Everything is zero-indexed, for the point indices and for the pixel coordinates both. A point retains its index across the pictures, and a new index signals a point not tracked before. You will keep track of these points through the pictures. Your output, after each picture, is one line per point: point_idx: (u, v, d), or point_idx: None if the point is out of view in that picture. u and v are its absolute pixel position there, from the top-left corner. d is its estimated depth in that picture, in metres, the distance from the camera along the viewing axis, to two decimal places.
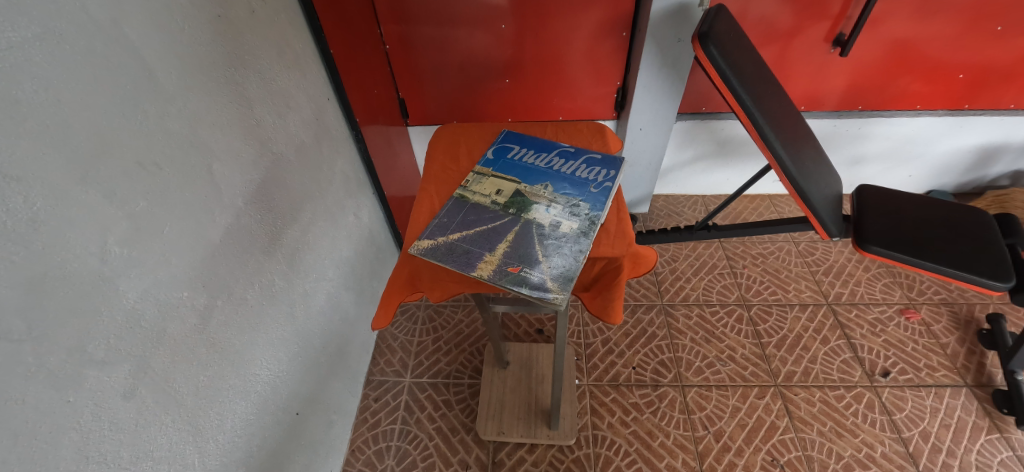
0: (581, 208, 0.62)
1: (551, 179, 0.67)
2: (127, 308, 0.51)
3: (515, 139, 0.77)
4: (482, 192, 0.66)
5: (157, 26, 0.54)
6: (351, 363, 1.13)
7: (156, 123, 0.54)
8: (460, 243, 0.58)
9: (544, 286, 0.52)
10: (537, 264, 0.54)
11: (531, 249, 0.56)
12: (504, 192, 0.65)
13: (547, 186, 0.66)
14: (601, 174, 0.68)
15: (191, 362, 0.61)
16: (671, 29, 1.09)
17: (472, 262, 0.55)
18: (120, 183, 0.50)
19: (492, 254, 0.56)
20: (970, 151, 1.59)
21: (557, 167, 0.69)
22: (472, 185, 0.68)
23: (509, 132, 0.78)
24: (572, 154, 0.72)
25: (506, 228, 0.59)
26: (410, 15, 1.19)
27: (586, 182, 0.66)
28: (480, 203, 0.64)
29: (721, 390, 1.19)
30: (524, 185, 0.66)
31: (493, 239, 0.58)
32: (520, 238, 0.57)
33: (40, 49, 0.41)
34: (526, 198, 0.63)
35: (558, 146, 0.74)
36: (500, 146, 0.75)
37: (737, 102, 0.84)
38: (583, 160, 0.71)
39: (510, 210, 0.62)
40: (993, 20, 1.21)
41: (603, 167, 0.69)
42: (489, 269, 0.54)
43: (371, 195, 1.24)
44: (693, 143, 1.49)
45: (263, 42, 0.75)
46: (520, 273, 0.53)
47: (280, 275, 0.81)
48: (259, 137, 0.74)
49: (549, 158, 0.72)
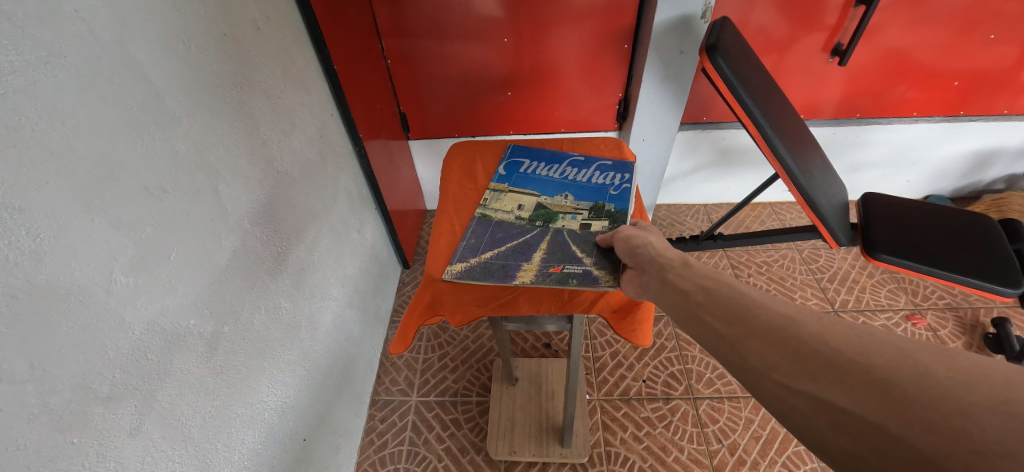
0: (606, 209, 0.64)
1: (570, 189, 0.69)
2: (133, 341, 0.49)
3: (522, 152, 0.79)
4: (503, 209, 0.67)
5: (164, 46, 0.53)
6: (356, 384, 1.09)
7: (162, 146, 0.52)
8: (494, 260, 0.58)
9: (593, 277, 0.54)
10: (577, 261, 0.56)
11: (568, 250, 0.58)
12: (525, 206, 0.66)
13: (568, 196, 0.68)
14: (616, 177, 0.71)
15: (198, 393, 0.58)
16: (675, 41, 1.09)
17: (511, 273, 0.55)
18: (126, 210, 0.48)
19: (530, 262, 0.57)
20: (966, 157, 1.61)
21: (572, 177, 0.72)
22: (492, 203, 0.68)
23: (515, 147, 0.80)
24: (583, 164, 0.75)
25: (538, 240, 0.60)
26: (411, 29, 1.19)
27: (603, 186, 0.69)
28: (504, 219, 0.65)
29: (733, 401, 1.17)
30: (545, 198, 0.67)
31: (527, 251, 0.59)
32: (555, 245, 0.59)
33: (43, 73, 0.40)
34: (551, 210, 0.65)
35: (566, 157, 0.77)
36: (511, 161, 0.77)
37: (745, 112, 0.84)
38: (594, 168, 0.74)
39: (537, 222, 0.63)
40: (985, 29, 1.24)
41: (617, 170, 0.73)
42: (531, 275, 0.55)
43: (373, 211, 1.22)
44: (695, 152, 1.50)
45: (267, 58, 0.74)
46: (563, 271, 0.55)
47: (286, 297, 0.79)
48: (264, 156, 0.72)
49: (561, 169, 0.74)
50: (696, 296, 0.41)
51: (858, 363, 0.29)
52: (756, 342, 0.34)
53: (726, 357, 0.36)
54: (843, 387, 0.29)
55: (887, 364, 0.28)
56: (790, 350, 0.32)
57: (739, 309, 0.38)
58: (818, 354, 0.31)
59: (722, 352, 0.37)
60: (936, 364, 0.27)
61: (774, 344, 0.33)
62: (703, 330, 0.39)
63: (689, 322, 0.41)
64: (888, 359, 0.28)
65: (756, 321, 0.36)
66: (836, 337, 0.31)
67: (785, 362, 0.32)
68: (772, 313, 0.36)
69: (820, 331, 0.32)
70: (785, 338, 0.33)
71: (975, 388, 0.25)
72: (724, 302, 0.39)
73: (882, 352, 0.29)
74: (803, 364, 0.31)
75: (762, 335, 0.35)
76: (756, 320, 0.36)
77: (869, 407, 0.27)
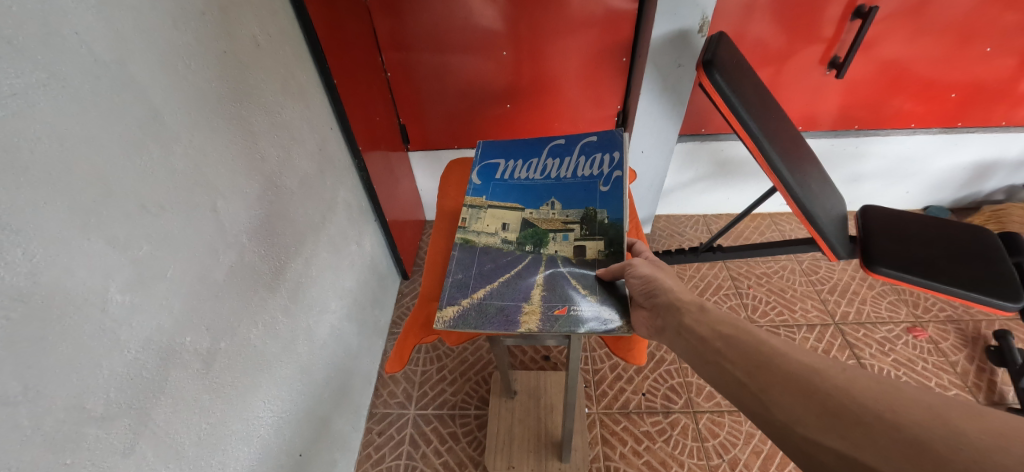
0: (598, 218, 0.67)
1: (557, 192, 0.73)
2: (128, 360, 0.49)
3: (499, 151, 0.82)
4: (488, 231, 0.70)
5: (164, 67, 0.53)
6: (353, 397, 1.09)
7: (161, 165, 0.53)
8: (490, 301, 0.59)
9: (605, 320, 0.55)
10: (583, 301, 0.57)
11: (570, 288, 0.59)
12: (510, 226, 0.70)
13: (556, 202, 0.71)
14: (603, 164, 0.74)
15: (194, 410, 0.58)
16: (672, 55, 1.09)
17: (513, 318, 0.56)
18: (123, 228, 0.48)
19: (530, 303, 0.58)
20: (965, 169, 1.62)
21: (557, 175, 0.75)
22: (473, 224, 0.71)
23: (491, 146, 0.83)
24: (566, 150, 0.78)
25: (531, 273, 0.62)
26: (411, 43, 1.20)
27: (591, 181, 0.72)
28: (491, 243, 0.68)
29: (733, 415, 1.16)
30: (529, 213, 0.71)
31: (522, 289, 0.60)
32: (551, 282, 0.60)
33: (42, 95, 0.41)
34: (539, 230, 0.68)
35: (546, 147, 0.80)
36: (490, 165, 0.79)
37: (742, 126, 0.84)
38: (578, 155, 0.77)
39: (527, 246, 0.66)
40: (981, 42, 1.25)
41: (603, 154, 0.75)
42: (535, 319, 0.56)
43: (373, 223, 1.23)
44: (693, 164, 1.50)
45: (267, 75, 0.75)
46: (571, 313, 0.56)
47: (283, 312, 0.79)
48: (263, 172, 0.73)
49: (543, 165, 0.78)
50: (718, 344, 0.46)
51: (891, 418, 0.34)
52: (785, 395, 0.39)
53: (753, 407, 0.41)
54: (875, 444, 0.33)
55: (917, 421, 0.33)
56: (818, 406, 0.37)
57: (762, 359, 0.43)
58: (848, 411, 0.36)
59: (752, 403, 0.41)
60: (966, 422, 0.32)
61: (802, 399, 0.38)
62: (729, 379, 0.43)
63: (715, 372, 0.45)
64: (918, 417, 0.33)
65: (781, 372, 0.41)
66: (863, 392, 0.36)
67: (815, 418, 0.37)
68: (795, 364, 0.41)
69: (846, 385, 0.37)
70: (812, 392, 0.38)
71: (1002, 448, 0.30)
72: (746, 350, 0.44)
73: (911, 411, 0.34)
74: (835, 421, 0.36)
75: (789, 388, 0.39)
76: (781, 372, 0.41)
77: (905, 466, 0.31)
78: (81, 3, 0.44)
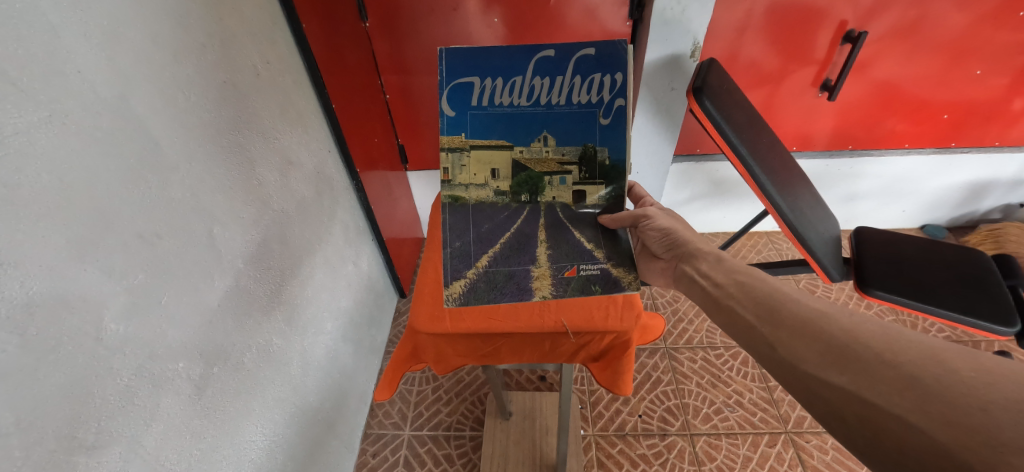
0: (599, 158, 0.59)
1: (549, 123, 0.58)
2: (120, 388, 0.49)
3: (460, 59, 0.56)
4: (475, 182, 0.61)
5: (165, 98, 0.55)
6: (347, 418, 1.08)
7: (159, 193, 0.54)
8: (497, 268, 0.61)
9: (613, 278, 0.59)
10: (590, 259, 0.60)
11: (574, 243, 0.61)
12: (500, 173, 0.60)
13: (548, 138, 0.59)
14: (604, 87, 0.56)
15: (184, 435, 0.58)
16: (665, 78, 1.11)
17: (525, 286, 0.60)
18: (119, 258, 0.49)
19: (538, 265, 0.61)
20: (960, 188, 1.62)
21: (548, 100, 0.58)
22: (456, 174, 0.60)
23: (449, 50, 0.55)
24: (556, 65, 0.56)
25: (532, 228, 0.62)
26: (410, 65, 1.23)
27: (589, 111, 0.57)
28: (482, 198, 0.61)
29: (731, 438, 1.16)
30: (520, 152, 0.60)
31: (528, 250, 0.61)
32: (555, 236, 0.62)
33: (44, 132, 0.42)
34: (534, 175, 0.61)
35: (528, 54, 0.55)
36: (456, 86, 0.56)
37: (731, 149, 0.85)
38: (571, 72, 0.56)
39: (521, 195, 0.62)
40: (972, 64, 1.27)
41: (603, 73, 0.56)
42: (547, 284, 0.60)
43: (370, 242, 1.24)
44: (689, 182, 1.51)
45: (267, 102, 0.77)
46: (580, 275, 0.60)
47: (278, 335, 0.79)
48: (260, 197, 0.74)
49: (527, 85, 0.57)
50: (731, 289, 0.52)
51: (888, 359, 0.38)
52: (789, 337, 0.44)
53: (759, 344, 0.46)
54: (871, 381, 0.37)
55: (915, 362, 0.36)
56: (822, 346, 0.41)
57: (773, 305, 0.47)
58: (848, 350, 0.40)
59: (759, 344, 0.46)
60: (963, 366, 0.35)
61: (807, 339, 0.42)
62: (739, 322, 0.49)
63: (725, 316, 0.50)
64: (917, 360, 0.37)
65: (791, 316, 0.45)
66: (866, 335, 0.40)
67: (816, 357, 0.41)
68: (805, 310, 0.45)
69: (852, 329, 0.41)
70: (818, 334, 0.42)
71: (990, 385, 0.33)
72: (759, 296, 0.49)
73: (911, 353, 0.37)
74: (836, 359, 0.40)
75: (796, 329, 0.44)
76: (790, 317, 0.45)
77: (895, 399, 0.35)
78: (84, 41, 0.45)
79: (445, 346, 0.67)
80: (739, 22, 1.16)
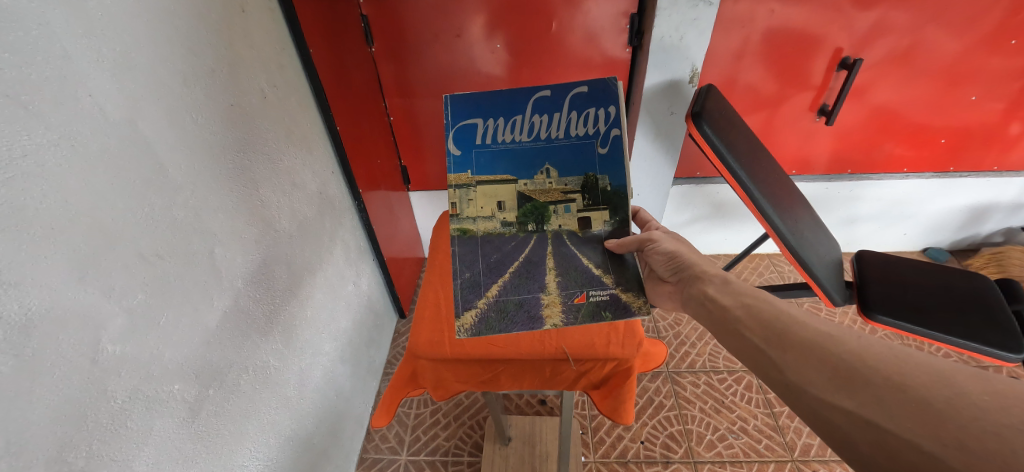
0: (601, 185, 0.60)
1: (550, 156, 0.60)
2: (114, 410, 0.49)
3: (463, 105, 0.59)
4: (483, 214, 0.62)
5: (172, 121, 0.56)
6: (343, 442, 1.06)
7: (162, 213, 0.54)
8: (506, 297, 0.60)
9: (623, 304, 0.57)
10: (599, 284, 0.59)
11: (582, 269, 0.60)
12: (506, 205, 0.62)
13: (551, 170, 0.60)
14: (600, 119, 0.58)
15: (177, 460, 0.57)
16: (664, 103, 1.13)
17: (535, 314, 0.58)
18: (120, 279, 0.49)
19: (548, 293, 0.60)
20: (961, 211, 1.63)
21: (547, 134, 0.60)
22: (464, 208, 0.62)
23: (452, 97, 0.59)
24: (552, 103, 0.58)
25: (541, 255, 0.62)
26: (414, 89, 1.25)
27: (587, 142, 0.59)
28: (490, 229, 0.62)
29: (735, 466, 1.13)
30: (525, 184, 0.61)
31: (537, 277, 0.61)
32: (564, 263, 0.61)
33: (52, 154, 0.43)
34: (539, 204, 0.62)
35: (526, 95, 0.58)
36: (460, 128, 0.59)
37: (731, 174, 0.86)
38: (568, 107, 0.59)
39: (529, 225, 0.62)
40: (966, 90, 1.29)
41: (598, 107, 0.58)
42: (557, 311, 0.58)
43: (371, 262, 1.24)
44: (689, 205, 1.52)
45: (271, 124, 0.78)
46: (589, 300, 0.59)
47: (275, 355, 0.78)
48: (262, 217, 0.75)
49: (527, 122, 0.59)
50: (737, 311, 0.51)
51: (899, 382, 0.37)
52: (796, 360, 0.43)
53: (766, 368, 0.45)
54: (882, 407, 0.37)
55: (924, 385, 0.36)
56: (831, 369, 0.41)
57: (779, 328, 0.47)
58: (857, 373, 0.39)
59: (764, 366, 0.45)
60: (974, 389, 0.35)
61: (815, 363, 0.42)
62: (745, 344, 0.48)
63: (731, 337, 0.50)
64: (926, 383, 0.36)
65: (799, 339, 0.45)
66: (874, 357, 0.39)
67: (826, 380, 0.40)
68: (812, 332, 0.44)
69: (860, 351, 0.41)
70: (826, 357, 0.42)
71: (1005, 408, 0.33)
72: (764, 318, 0.49)
73: (921, 375, 0.37)
74: (846, 382, 0.39)
75: (803, 351, 0.43)
76: (797, 339, 0.45)
77: (908, 425, 0.35)
78: (97, 66, 0.47)
79: (445, 372, 0.67)
80: (737, 49, 1.18)
